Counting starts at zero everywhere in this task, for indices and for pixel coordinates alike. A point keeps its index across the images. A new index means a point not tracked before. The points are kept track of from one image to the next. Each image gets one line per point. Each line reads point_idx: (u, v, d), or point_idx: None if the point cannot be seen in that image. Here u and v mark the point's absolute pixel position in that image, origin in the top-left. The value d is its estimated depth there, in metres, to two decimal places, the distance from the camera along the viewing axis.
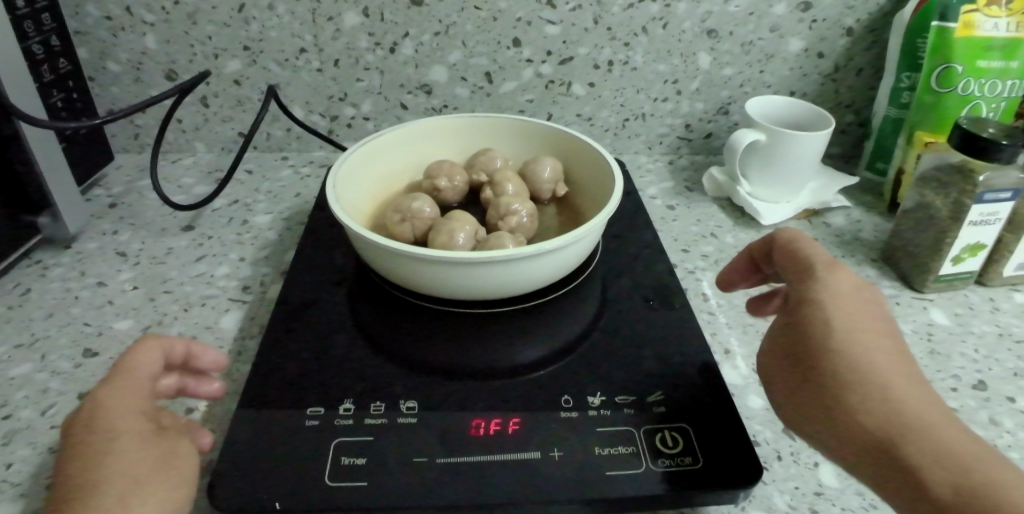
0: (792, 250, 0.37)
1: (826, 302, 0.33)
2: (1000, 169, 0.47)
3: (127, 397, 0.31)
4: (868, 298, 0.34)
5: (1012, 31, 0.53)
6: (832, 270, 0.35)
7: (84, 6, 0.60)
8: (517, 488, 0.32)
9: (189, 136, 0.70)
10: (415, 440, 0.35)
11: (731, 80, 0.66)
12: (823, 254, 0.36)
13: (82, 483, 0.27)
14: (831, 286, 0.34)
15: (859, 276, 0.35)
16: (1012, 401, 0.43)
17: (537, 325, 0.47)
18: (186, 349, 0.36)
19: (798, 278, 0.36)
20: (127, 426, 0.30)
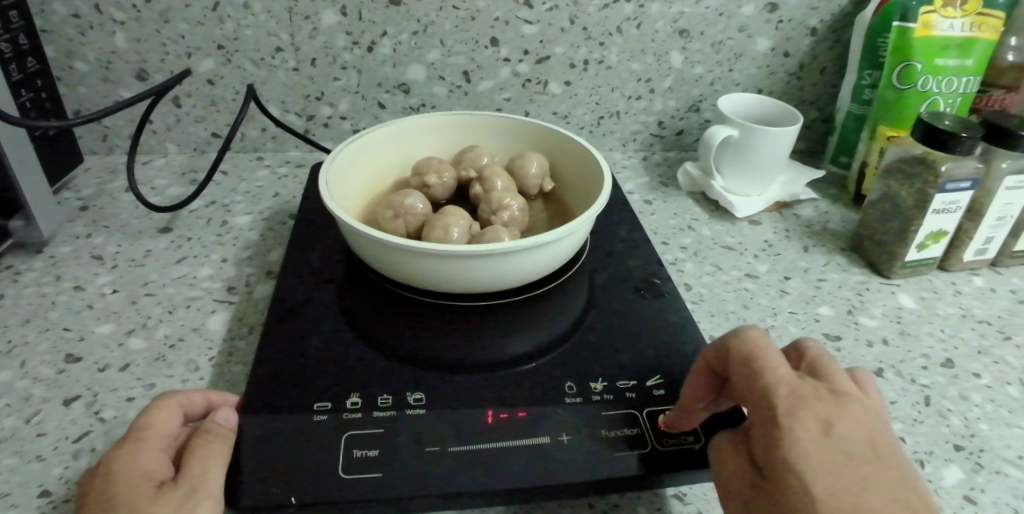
0: (751, 378, 0.31)
1: (797, 461, 0.27)
2: (960, 160, 0.50)
3: (141, 461, 0.31)
4: (841, 433, 0.28)
5: (968, 31, 0.56)
6: (796, 411, 0.29)
7: (50, 3, 0.58)
8: (529, 471, 0.34)
9: (160, 137, 0.68)
10: (426, 430, 0.36)
11: (703, 78, 0.67)
12: (774, 380, 0.30)
13: None
14: (800, 437, 0.28)
15: (823, 402, 0.29)
16: (977, 377, 0.46)
17: (532, 316, 0.48)
18: (203, 398, 0.37)
19: (761, 421, 0.29)
20: (141, 487, 0.30)
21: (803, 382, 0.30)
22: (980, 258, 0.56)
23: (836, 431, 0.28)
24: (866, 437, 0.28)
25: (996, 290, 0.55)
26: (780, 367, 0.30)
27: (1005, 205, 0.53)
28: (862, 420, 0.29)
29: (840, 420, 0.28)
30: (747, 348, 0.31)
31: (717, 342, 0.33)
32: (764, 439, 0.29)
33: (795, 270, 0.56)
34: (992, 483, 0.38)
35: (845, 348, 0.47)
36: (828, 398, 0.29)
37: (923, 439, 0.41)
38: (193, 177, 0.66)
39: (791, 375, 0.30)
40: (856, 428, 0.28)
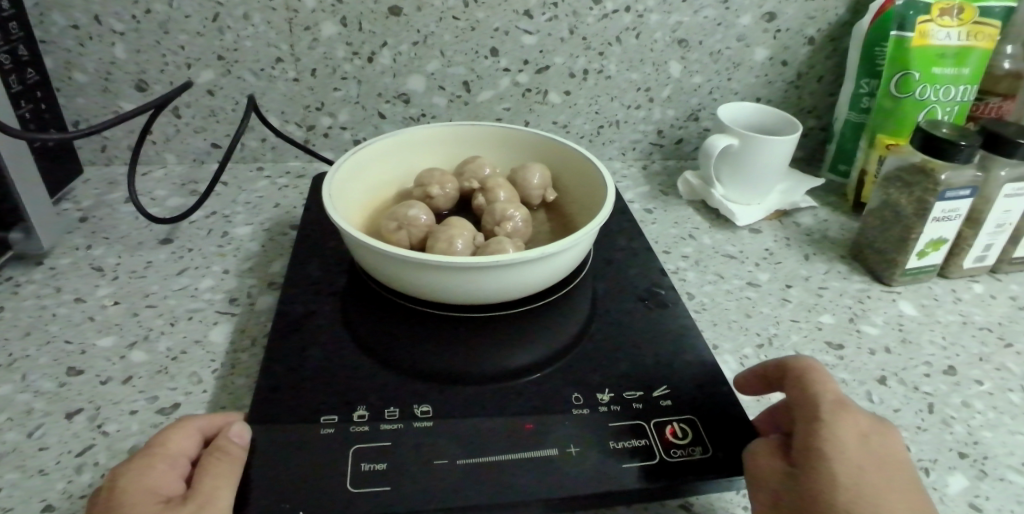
0: (802, 387, 0.36)
1: (831, 450, 0.32)
2: (959, 169, 0.50)
3: (146, 481, 0.32)
4: (875, 445, 0.33)
5: (964, 40, 0.56)
6: (839, 413, 0.34)
7: (49, 14, 0.58)
8: (538, 482, 0.34)
9: (159, 148, 0.68)
10: (433, 443, 0.36)
11: (702, 87, 0.68)
12: (828, 392, 0.35)
13: None
14: (839, 434, 0.33)
15: (866, 419, 0.34)
16: (979, 385, 0.46)
17: (536, 327, 0.48)
18: (223, 418, 0.36)
19: (806, 417, 0.34)
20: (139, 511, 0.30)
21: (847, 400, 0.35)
22: (980, 265, 0.57)
23: (872, 443, 0.33)
24: (894, 457, 0.33)
25: (995, 297, 0.55)
26: (831, 385, 0.36)
27: (1003, 212, 0.53)
28: (893, 444, 0.34)
29: (877, 436, 0.33)
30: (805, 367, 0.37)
31: (777, 361, 0.39)
32: (805, 428, 0.34)
33: (796, 278, 0.56)
34: (996, 491, 0.38)
35: (848, 356, 0.47)
36: (872, 418, 0.34)
37: (926, 447, 0.41)
38: (193, 188, 0.66)
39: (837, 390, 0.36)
40: (890, 449, 0.33)
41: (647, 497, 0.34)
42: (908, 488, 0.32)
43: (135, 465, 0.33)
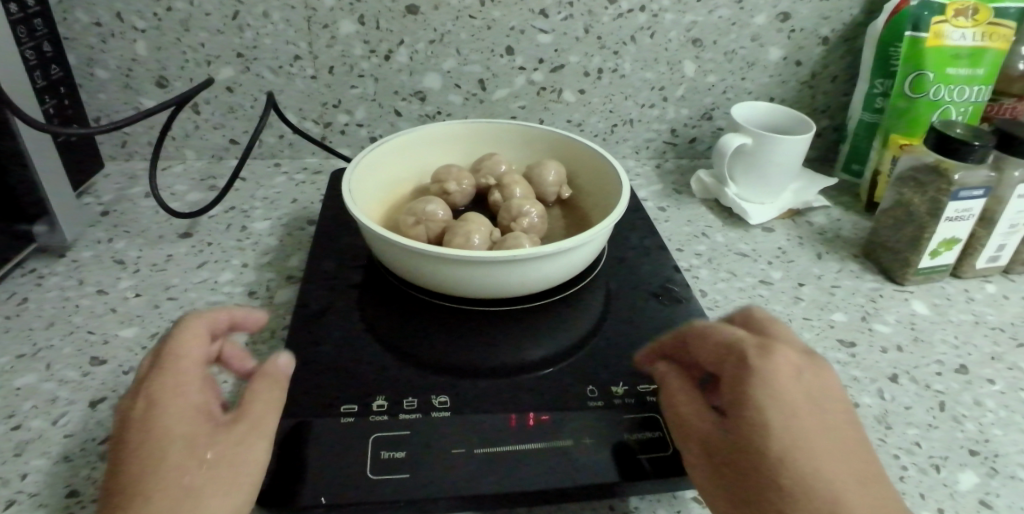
0: (717, 341, 0.34)
1: (767, 394, 0.31)
2: (972, 169, 0.50)
3: (179, 389, 0.32)
4: (806, 380, 0.33)
5: (978, 41, 0.57)
6: (766, 353, 0.33)
7: (73, 12, 0.59)
8: (554, 472, 0.35)
9: (178, 144, 0.69)
10: (451, 432, 0.37)
11: (716, 86, 0.68)
12: (744, 339, 0.34)
13: (144, 476, 0.29)
14: (771, 379, 0.32)
15: (793, 354, 0.34)
16: (991, 383, 0.46)
17: (551, 321, 0.48)
18: (229, 314, 0.37)
19: (730, 365, 0.33)
20: (186, 427, 0.31)
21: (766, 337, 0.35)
22: (992, 266, 0.57)
23: (801, 380, 0.33)
24: (823, 391, 0.33)
25: (1008, 297, 0.55)
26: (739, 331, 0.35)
27: (1016, 213, 0.53)
28: (822, 378, 0.34)
29: (806, 370, 0.33)
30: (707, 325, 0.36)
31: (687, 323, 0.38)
32: (737, 374, 0.33)
33: (808, 277, 0.56)
34: (1006, 488, 0.38)
35: (859, 354, 0.48)
36: (795, 354, 0.34)
37: (937, 444, 0.41)
38: (211, 184, 0.67)
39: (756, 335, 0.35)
40: (815, 383, 0.33)
41: (660, 488, 0.35)
42: (837, 419, 0.33)
43: (184, 347, 0.34)
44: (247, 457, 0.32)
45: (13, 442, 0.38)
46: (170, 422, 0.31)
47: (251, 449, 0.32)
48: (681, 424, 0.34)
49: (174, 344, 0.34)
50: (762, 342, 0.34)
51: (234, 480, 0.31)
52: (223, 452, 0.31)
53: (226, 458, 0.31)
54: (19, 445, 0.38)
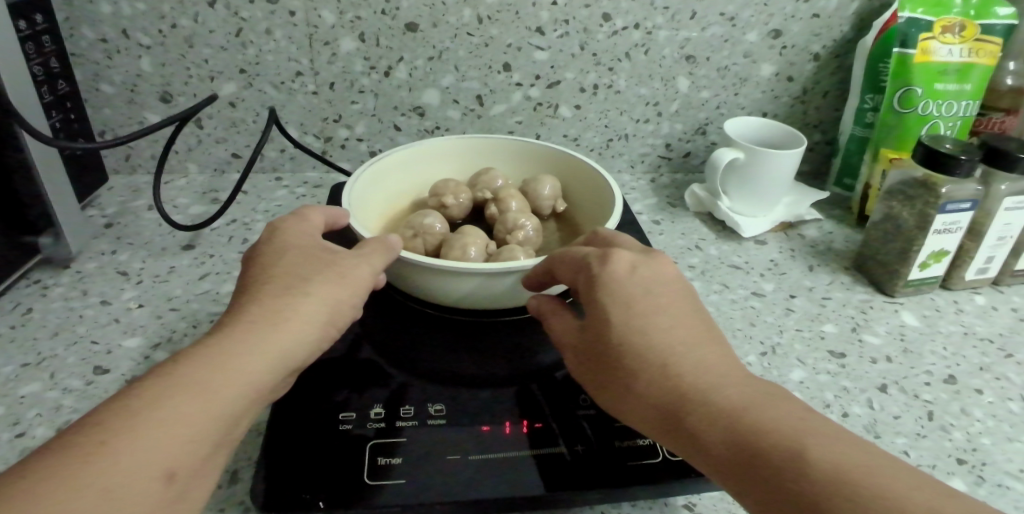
0: (568, 258, 0.40)
1: (604, 295, 0.36)
2: (960, 182, 0.51)
3: (302, 232, 0.40)
4: (641, 275, 0.37)
5: (965, 57, 0.58)
6: (604, 260, 0.38)
7: (80, 29, 0.61)
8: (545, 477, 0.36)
9: (181, 158, 0.70)
10: (446, 440, 0.38)
11: (709, 102, 0.69)
12: (589, 254, 0.39)
13: (253, 292, 0.36)
14: (610, 284, 0.36)
15: (629, 255, 0.38)
16: (979, 393, 0.47)
17: (546, 331, 0.49)
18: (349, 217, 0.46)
19: (582, 280, 0.38)
20: (297, 245, 0.39)
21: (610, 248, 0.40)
22: (982, 277, 0.58)
23: (637, 276, 0.37)
24: (663, 281, 0.38)
25: (997, 309, 0.56)
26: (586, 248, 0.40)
27: (1004, 226, 0.54)
28: (660, 271, 0.38)
29: (641, 266, 0.38)
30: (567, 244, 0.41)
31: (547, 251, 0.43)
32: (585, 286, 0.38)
33: (800, 289, 0.57)
34: (992, 496, 0.39)
35: (849, 365, 0.49)
36: (635, 257, 0.39)
37: (925, 452, 0.42)
38: (214, 197, 0.68)
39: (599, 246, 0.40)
40: (653, 275, 0.38)
41: (650, 493, 0.36)
42: (678, 304, 0.37)
43: (288, 240, 0.40)
44: (288, 342, 0.34)
45: (17, 450, 0.39)
46: (290, 240, 0.39)
47: (291, 335, 0.34)
48: (561, 343, 0.39)
49: (283, 235, 0.40)
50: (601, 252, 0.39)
51: (267, 358, 0.33)
52: (267, 331, 0.34)
53: (269, 335, 0.34)
54: (22, 453, 0.39)
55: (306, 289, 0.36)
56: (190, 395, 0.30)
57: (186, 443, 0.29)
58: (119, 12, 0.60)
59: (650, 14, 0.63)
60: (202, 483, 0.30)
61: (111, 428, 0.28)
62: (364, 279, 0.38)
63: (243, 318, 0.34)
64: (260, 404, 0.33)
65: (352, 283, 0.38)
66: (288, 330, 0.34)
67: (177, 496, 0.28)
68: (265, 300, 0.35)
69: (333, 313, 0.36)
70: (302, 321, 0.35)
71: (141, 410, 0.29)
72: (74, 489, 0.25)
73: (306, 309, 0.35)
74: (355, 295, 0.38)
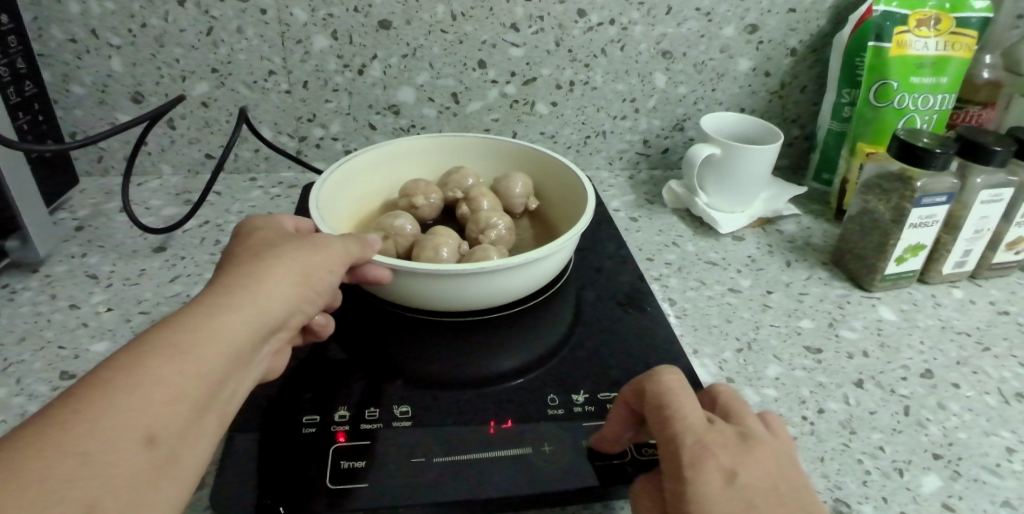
0: (662, 422, 0.31)
1: (694, 511, 0.28)
2: (936, 176, 0.51)
3: (275, 220, 0.39)
4: (745, 481, 0.28)
5: (941, 50, 0.58)
6: (699, 455, 0.29)
7: (48, 28, 0.60)
8: (513, 479, 0.35)
9: (154, 159, 0.69)
10: (410, 441, 0.37)
11: (687, 97, 0.69)
12: (679, 437, 0.30)
13: (227, 263, 0.34)
14: (703, 496, 0.28)
15: (731, 452, 0.29)
16: (956, 387, 0.47)
17: (518, 331, 0.49)
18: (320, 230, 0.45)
19: (669, 469, 0.30)
20: (270, 227, 0.38)
21: (712, 429, 0.31)
22: (959, 271, 0.57)
23: (740, 482, 0.28)
24: (771, 487, 0.29)
25: (975, 302, 0.56)
26: (690, 415, 0.31)
27: (981, 218, 0.54)
28: (767, 467, 0.29)
29: (744, 467, 0.29)
30: (660, 390, 0.32)
31: (634, 384, 0.34)
32: (670, 484, 0.29)
33: (777, 284, 0.57)
34: (968, 491, 0.39)
35: (826, 360, 0.48)
36: (729, 447, 0.30)
37: (901, 448, 0.41)
38: (187, 198, 0.67)
39: (699, 420, 0.31)
40: (759, 478, 0.29)
41: (619, 494, 0.35)
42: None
43: (254, 225, 0.38)
44: (265, 303, 0.32)
45: None
46: (260, 223, 0.38)
47: (271, 292, 0.33)
48: None
49: (250, 222, 0.39)
50: (743, 441, 0.30)
51: (246, 318, 0.31)
52: (243, 292, 0.32)
53: (246, 297, 0.31)
54: None
55: (277, 254, 0.35)
56: (168, 355, 0.27)
57: (170, 404, 0.26)
58: (87, 11, 0.59)
59: (626, 10, 0.62)
60: (187, 450, 0.27)
61: (87, 393, 0.25)
62: (338, 248, 0.37)
63: (219, 281, 0.32)
64: (241, 369, 0.31)
65: (326, 249, 0.37)
66: (269, 285, 0.33)
67: (160, 461, 0.26)
68: (238, 267, 0.33)
69: (307, 276, 0.35)
70: (277, 280, 0.33)
71: (120, 372, 0.26)
72: (52, 455, 0.22)
73: (280, 271, 0.34)
74: (330, 262, 0.37)
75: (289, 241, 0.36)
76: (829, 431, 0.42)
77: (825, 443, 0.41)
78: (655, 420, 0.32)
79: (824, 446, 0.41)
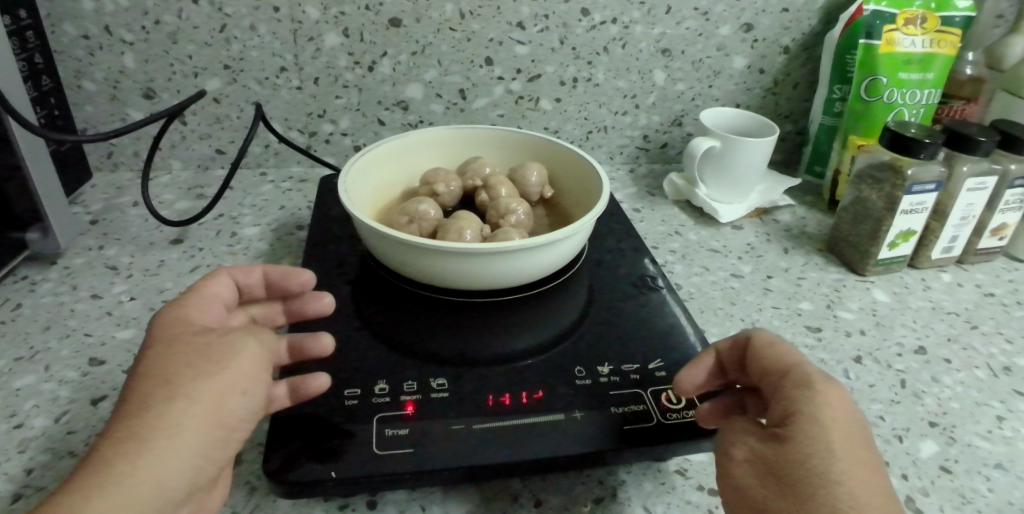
0: (780, 356, 0.34)
1: (821, 417, 0.30)
2: (923, 165, 0.54)
3: (192, 311, 0.36)
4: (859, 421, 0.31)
5: (927, 47, 0.60)
6: (830, 384, 0.32)
7: (62, 26, 0.61)
8: (553, 441, 0.37)
9: (165, 154, 0.70)
10: (452, 410, 0.39)
11: (684, 94, 0.71)
12: (808, 367, 0.33)
13: (124, 403, 0.30)
14: (835, 407, 0.30)
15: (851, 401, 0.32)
16: (947, 362, 0.49)
17: (537, 312, 0.50)
18: (249, 275, 0.41)
19: (791, 385, 0.32)
20: (177, 333, 0.34)
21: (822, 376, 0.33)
22: (947, 256, 0.60)
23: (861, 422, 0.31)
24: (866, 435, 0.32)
25: (962, 285, 0.59)
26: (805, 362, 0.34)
27: (967, 205, 0.57)
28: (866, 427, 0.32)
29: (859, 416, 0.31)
30: (771, 338, 0.36)
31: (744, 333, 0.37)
32: (790, 392, 0.32)
33: (776, 269, 0.59)
34: (963, 455, 0.41)
35: (826, 338, 0.51)
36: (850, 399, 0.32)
37: (900, 417, 0.44)
38: (199, 192, 0.68)
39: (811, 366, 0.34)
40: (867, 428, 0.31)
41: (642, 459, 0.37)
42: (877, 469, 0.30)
43: (160, 333, 0.34)
44: (158, 468, 0.28)
45: (13, 441, 0.39)
46: (168, 327, 0.34)
47: (164, 454, 0.28)
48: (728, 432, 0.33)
49: (159, 326, 0.34)
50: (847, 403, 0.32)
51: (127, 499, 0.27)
52: (129, 461, 0.27)
53: (127, 471, 0.27)
54: (18, 444, 0.39)
55: (169, 399, 0.30)
56: None
57: None
58: (101, 8, 0.60)
59: (627, 9, 0.65)
60: None
61: None
62: (246, 371, 0.33)
63: (104, 445, 0.28)
64: None
65: (232, 371, 0.32)
66: (166, 439, 0.29)
67: None
68: (124, 424, 0.29)
69: (215, 416, 0.31)
70: (165, 440, 0.29)
71: None
72: None
73: (173, 422, 0.29)
74: (236, 389, 0.32)
75: (189, 356, 0.32)
76: None
77: None
78: (769, 356, 0.34)
79: None
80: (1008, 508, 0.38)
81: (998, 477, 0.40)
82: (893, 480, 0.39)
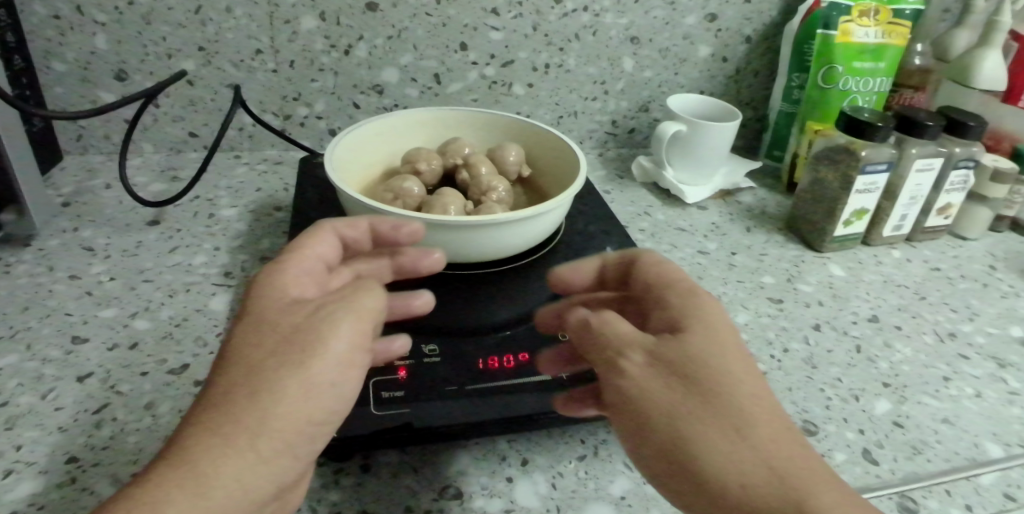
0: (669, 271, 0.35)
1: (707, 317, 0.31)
2: (876, 147, 0.57)
3: (300, 274, 0.34)
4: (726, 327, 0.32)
5: (880, 38, 0.64)
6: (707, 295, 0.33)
7: (31, 5, 0.59)
8: (543, 400, 0.39)
9: (137, 137, 0.69)
10: (444, 374, 0.40)
11: (651, 81, 0.73)
12: (695, 284, 0.34)
13: (220, 378, 0.29)
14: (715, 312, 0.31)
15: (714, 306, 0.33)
16: (898, 328, 0.53)
17: (520, 282, 0.52)
18: (348, 226, 0.39)
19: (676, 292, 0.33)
20: (283, 300, 0.32)
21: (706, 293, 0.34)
22: (897, 234, 0.64)
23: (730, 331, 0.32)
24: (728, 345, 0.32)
25: (911, 261, 0.63)
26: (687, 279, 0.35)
27: (915, 186, 0.61)
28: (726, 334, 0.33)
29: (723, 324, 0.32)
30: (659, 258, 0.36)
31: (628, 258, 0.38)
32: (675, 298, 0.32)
33: (740, 247, 0.62)
34: (913, 411, 0.45)
35: (787, 308, 0.54)
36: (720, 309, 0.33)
37: (856, 378, 0.47)
38: (173, 175, 0.68)
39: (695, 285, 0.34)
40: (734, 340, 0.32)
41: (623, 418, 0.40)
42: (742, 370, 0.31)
43: (263, 297, 0.32)
44: (240, 464, 0.27)
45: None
46: (269, 292, 0.32)
47: (250, 453, 0.27)
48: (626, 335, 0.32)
49: (258, 288, 0.32)
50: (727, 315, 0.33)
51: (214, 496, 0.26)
52: (212, 458, 0.26)
53: (210, 467, 0.26)
54: (5, 421, 0.38)
55: (269, 384, 0.28)
56: None
57: None
58: None
59: None
60: None
61: None
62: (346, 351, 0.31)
63: (197, 428, 0.27)
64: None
65: (326, 352, 0.30)
66: (263, 425, 0.28)
67: None
68: (218, 406, 0.28)
69: (305, 414, 0.29)
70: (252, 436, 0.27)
71: None
72: None
73: (270, 412, 0.28)
74: (331, 376, 0.30)
75: (285, 334, 0.30)
76: (793, 366, 0.48)
77: (792, 376, 0.47)
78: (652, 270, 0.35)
79: (791, 378, 0.46)
80: (955, 457, 0.41)
81: (945, 429, 0.43)
82: (850, 434, 0.42)
